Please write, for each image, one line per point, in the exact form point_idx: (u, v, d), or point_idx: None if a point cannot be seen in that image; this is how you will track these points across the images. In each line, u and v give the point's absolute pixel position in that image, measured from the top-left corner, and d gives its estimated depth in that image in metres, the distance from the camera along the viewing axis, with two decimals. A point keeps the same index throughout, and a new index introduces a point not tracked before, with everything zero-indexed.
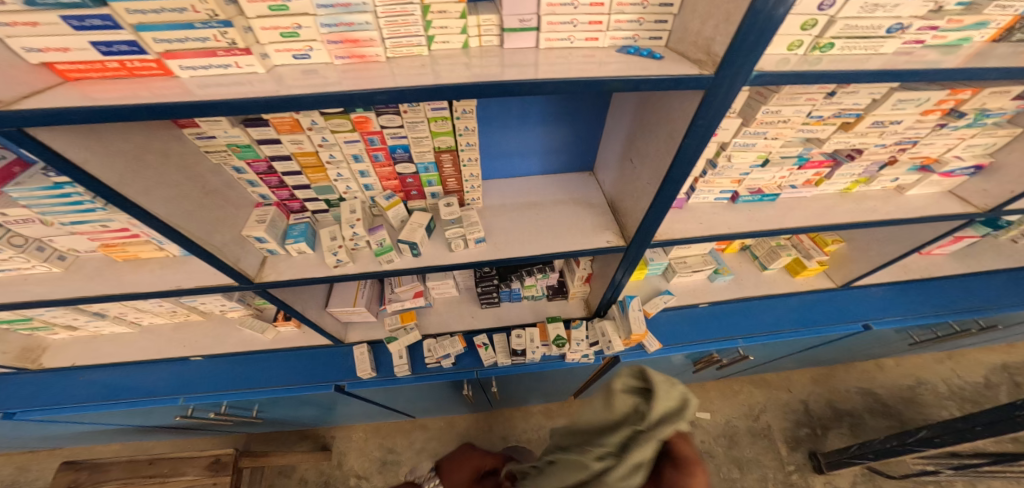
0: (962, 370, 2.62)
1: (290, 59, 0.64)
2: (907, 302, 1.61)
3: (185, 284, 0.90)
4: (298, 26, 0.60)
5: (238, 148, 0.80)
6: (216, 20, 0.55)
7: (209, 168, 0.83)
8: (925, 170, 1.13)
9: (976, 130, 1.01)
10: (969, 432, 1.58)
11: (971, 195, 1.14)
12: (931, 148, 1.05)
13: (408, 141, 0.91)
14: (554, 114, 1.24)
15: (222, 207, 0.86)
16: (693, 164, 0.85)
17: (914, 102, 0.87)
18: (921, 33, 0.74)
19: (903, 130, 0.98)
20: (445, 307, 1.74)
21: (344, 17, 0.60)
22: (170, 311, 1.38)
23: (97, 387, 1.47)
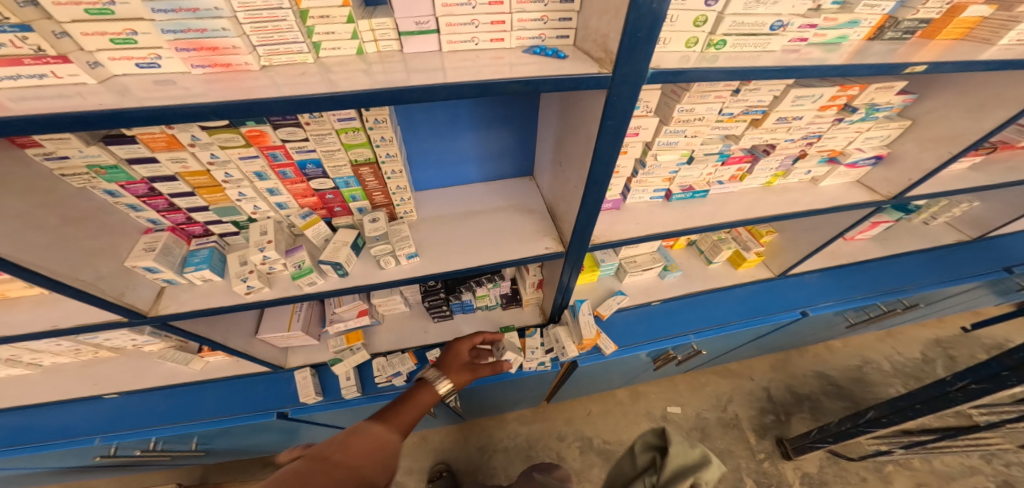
0: (902, 346, 2.79)
1: (132, 68, 0.58)
2: (842, 288, 1.69)
3: (62, 323, 0.80)
4: (133, 31, 0.55)
5: (103, 170, 0.72)
6: (7, 24, 0.48)
7: (71, 193, 0.74)
8: (833, 162, 1.19)
9: (870, 123, 1.08)
10: (910, 410, 1.66)
11: (876, 184, 1.21)
12: (834, 141, 1.10)
13: (318, 155, 0.85)
14: (485, 120, 1.22)
15: (93, 236, 0.77)
16: (609, 166, 0.85)
17: (810, 98, 0.92)
18: (802, 31, 0.77)
19: (806, 125, 1.02)
20: (396, 323, 1.67)
21: (193, 22, 0.55)
22: (73, 349, 1.24)
23: (1, 432, 1.32)
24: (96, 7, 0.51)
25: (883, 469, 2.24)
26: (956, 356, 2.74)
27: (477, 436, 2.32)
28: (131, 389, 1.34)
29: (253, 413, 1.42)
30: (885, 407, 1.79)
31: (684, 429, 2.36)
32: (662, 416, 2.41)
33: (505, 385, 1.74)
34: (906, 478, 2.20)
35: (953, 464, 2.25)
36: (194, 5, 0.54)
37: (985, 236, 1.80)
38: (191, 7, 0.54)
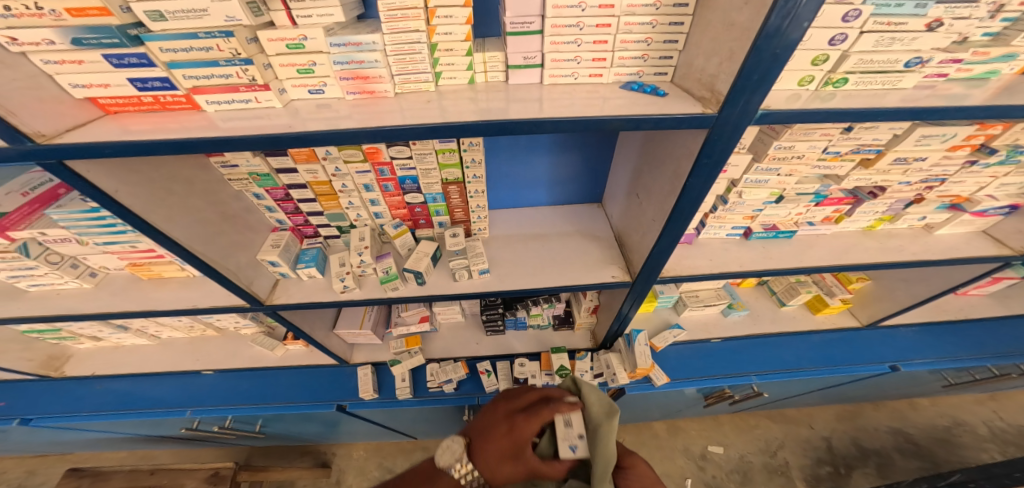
0: (1006, 412, 2.42)
1: (306, 94, 0.67)
2: (938, 344, 1.51)
3: (200, 304, 0.93)
4: (314, 63, 0.63)
5: (259, 177, 0.84)
6: (239, 58, 0.58)
7: (233, 195, 0.88)
8: (956, 208, 1.08)
9: (1010, 168, 0.96)
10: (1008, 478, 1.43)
11: (1009, 236, 1.09)
12: (962, 186, 1.01)
13: (417, 172, 0.93)
14: (561, 145, 1.25)
15: (242, 231, 0.90)
16: (694, 203, 0.85)
17: (940, 137, 0.84)
18: (944, 66, 0.72)
19: (929, 167, 0.94)
20: (451, 333, 1.74)
21: (355, 55, 0.63)
22: (188, 326, 1.42)
23: (111, 396, 1.51)
24: (295, 42, 0.60)
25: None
26: None
27: None
28: (223, 367, 1.51)
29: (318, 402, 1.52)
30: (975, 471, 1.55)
31: (723, 471, 2.21)
32: (702, 455, 2.27)
33: None
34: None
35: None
36: (358, 39, 0.62)
37: None
38: (356, 42, 0.62)
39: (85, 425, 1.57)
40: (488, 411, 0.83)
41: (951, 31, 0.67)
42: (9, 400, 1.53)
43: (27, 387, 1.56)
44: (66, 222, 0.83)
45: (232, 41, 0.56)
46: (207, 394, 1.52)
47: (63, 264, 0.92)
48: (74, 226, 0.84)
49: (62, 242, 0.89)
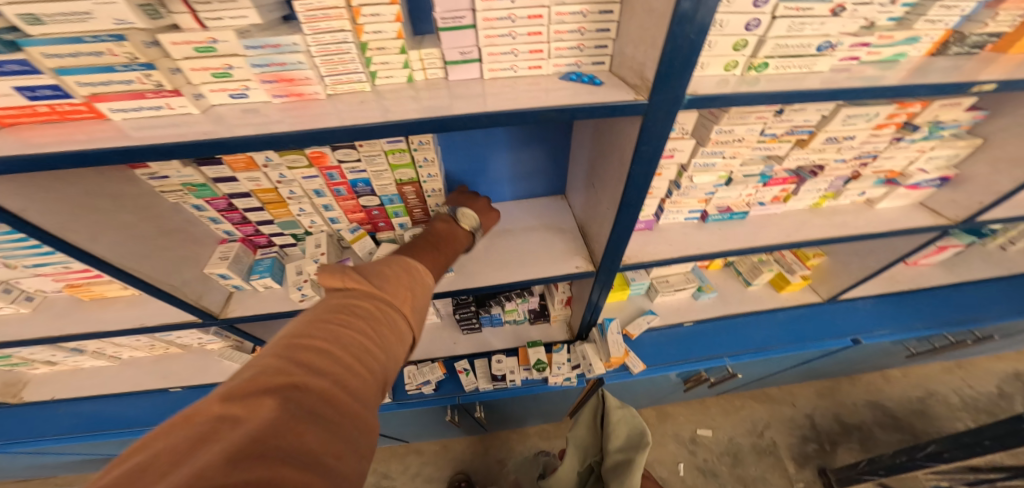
0: (973, 379, 2.52)
1: (227, 99, 0.66)
2: (897, 315, 1.57)
3: (149, 321, 0.91)
4: (230, 66, 0.62)
5: (195, 187, 0.82)
6: (137, 63, 0.57)
7: (172, 208, 0.86)
8: (891, 183, 1.14)
9: (936, 142, 1.03)
10: (980, 446, 1.51)
11: (941, 206, 1.15)
12: (892, 162, 1.06)
13: (369, 175, 0.92)
14: (520, 140, 1.26)
15: (184, 243, 0.88)
16: (641, 189, 0.86)
17: (863, 117, 0.89)
18: (853, 51, 0.75)
19: (860, 144, 0.99)
20: (427, 334, 1.72)
21: (275, 57, 0.62)
22: (149, 344, 1.38)
23: (78, 418, 1.47)
24: (203, 45, 0.59)
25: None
26: None
27: (497, 450, 2.33)
28: (190, 383, 1.45)
29: None
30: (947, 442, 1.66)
31: (714, 454, 2.25)
32: (691, 439, 2.31)
33: (532, 398, 1.77)
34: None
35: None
36: (276, 42, 0.61)
37: None
38: (275, 43, 0.61)
39: (55, 449, 1.53)
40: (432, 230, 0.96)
41: (857, 15, 0.71)
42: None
43: None
44: None
45: (124, 45, 0.55)
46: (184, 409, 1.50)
47: None
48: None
49: None
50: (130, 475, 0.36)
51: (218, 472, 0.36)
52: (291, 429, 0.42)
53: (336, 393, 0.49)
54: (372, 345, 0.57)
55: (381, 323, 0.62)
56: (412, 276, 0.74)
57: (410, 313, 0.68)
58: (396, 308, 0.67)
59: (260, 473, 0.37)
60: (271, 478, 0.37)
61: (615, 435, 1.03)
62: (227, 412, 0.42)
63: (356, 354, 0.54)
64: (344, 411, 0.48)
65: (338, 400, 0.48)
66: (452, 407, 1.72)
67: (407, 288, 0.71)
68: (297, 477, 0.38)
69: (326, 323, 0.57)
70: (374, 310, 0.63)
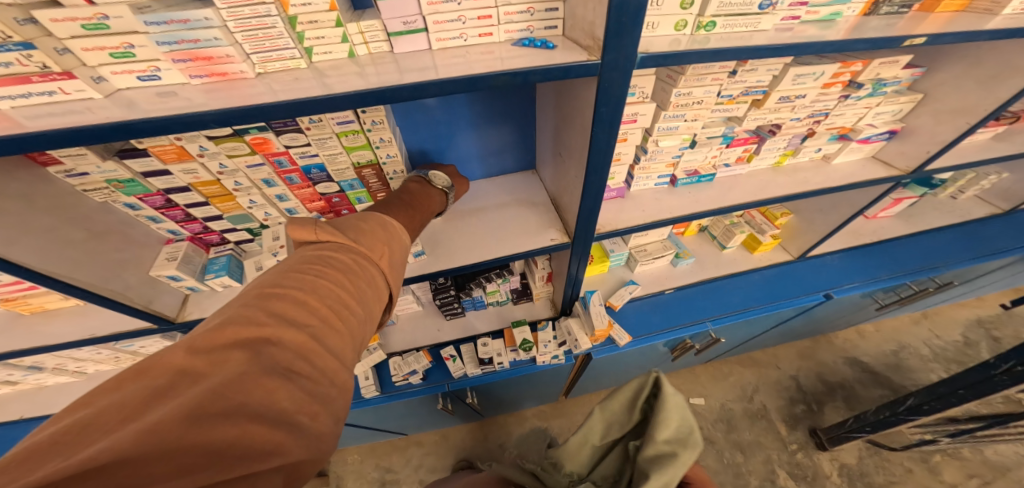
0: (940, 329, 2.65)
1: (133, 81, 0.61)
2: (862, 267, 1.62)
3: (98, 331, 0.87)
4: (131, 44, 0.57)
5: (121, 184, 0.77)
6: (12, 42, 0.51)
7: (95, 208, 0.80)
8: (845, 138, 1.18)
9: (879, 98, 1.08)
10: (954, 396, 1.65)
11: (893, 158, 1.20)
12: (843, 118, 1.10)
13: (322, 159, 0.88)
14: (485, 118, 1.23)
15: (117, 245, 0.83)
16: (606, 152, 0.85)
17: (811, 76, 0.93)
18: (793, 9, 0.76)
19: (811, 103, 1.03)
20: (410, 323, 1.69)
21: (184, 33, 0.57)
22: (113, 356, 1.32)
23: None
24: (92, 22, 0.54)
25: (929, 459, 2.13)
26: (1001, 337, 2.58)
27: (496, 435, 2.34)
28: None
29: None
30: (924, 394, 1.76)
31: (709, 421, 2.30)
32: None
33: (521, 380, 1.77)
34: (956, 469, 2.10)
35: (1009, 455, 2.13)
36: (184, 16, 0.56)
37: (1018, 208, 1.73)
38: (182, 18, 0.56)
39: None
40: (406, 187, 0.98)
41: None
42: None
43: None
44: None
45: None
46: None
47: None
48: None
49: None
50: (87, 426, 0.36)
51: (180, 428, 0.36)
52: (258, 387, 0.43)
53: (309, 347, 0.50)
54: (348, 300, 0.58)
55: (358, 278, 0.62)
56: (388, 232, 0.75)
57: (387, 269, 0.69)
58: (373, 262, 0.68)
59: (227, 430, 0.38)
60: (241, 435, 0.38)
61: (662, 425, 0.76)
62: (188, 366, 0.42)
63: (330, 307, 0.55)
64: (317, 366, 0.49)
65: (314, 354, 0.50)
66: (444, 396, 1.70)
67: (385, 242, 0.72)
68: (266, 434, 0.40)
69: (298, 274, 0.58)
70: (350, 262, 0.64)
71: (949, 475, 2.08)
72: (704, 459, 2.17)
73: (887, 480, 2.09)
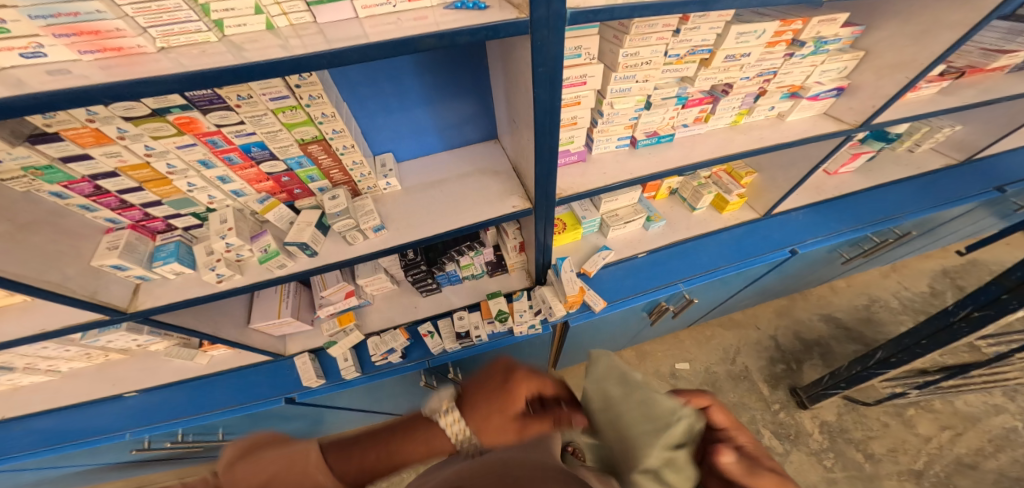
0: (908, 280, 2.74)
1: (18, 59, 0.57)
2: (827, 221, 1.65)
3: (49, 326, 0.87)
4: (2, 19, 0.54)
5: (40, 171, 0.76)
6: None
7: (12, 197, 0.79)
8: (795, 96, 1.18)
9: (823, 56, 1.07)
10: (918, 346, 1.71)
11: (842, 114, 1.20)
12: (791, 76, 1.10)
13: (260, 137, 0.87)
14: (439, 91, 1.21)
15: (43, 238, 0.80)
16: (551, 113, 0.84)
17: (753, 34, 0.93)
18: None
19: (757, 62, 1.02)
20: (386, 302, 1.72)
21: (61, 8, 0.55)
22: (84, 353, 1.36)
23: (37, 434, 1.46)
24: None
25: (904, 413, 2.24)
26: (965, 285, 2.69)
27: None
28: (146, 386, 1.47)
29: (260, 400, 1.53)
30: (892, 346, 1.82)
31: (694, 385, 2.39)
32: (671, 373, 2.44)
33: (503, 354, 1.81)
34: (930, 422, 2.21)
35: (978, 405, 2.25)
36: None
37: (972, 158, 1.77)
38: None
39: (34, 464, 1.53)
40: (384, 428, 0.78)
41: None
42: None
43: None
44: None
45: None
46: (150, 410, 1.51)
47: None
48: None
49: None
50: None
51: None
52: None
53: None
54: None
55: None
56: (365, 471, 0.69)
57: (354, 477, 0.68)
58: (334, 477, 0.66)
59: None
60: None
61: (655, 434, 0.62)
62: None
63: None
64: None
65: None
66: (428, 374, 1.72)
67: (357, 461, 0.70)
68: None
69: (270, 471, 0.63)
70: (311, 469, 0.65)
71: (923, 428, 2.19)
72: None
73: (866, 435, 2.19)
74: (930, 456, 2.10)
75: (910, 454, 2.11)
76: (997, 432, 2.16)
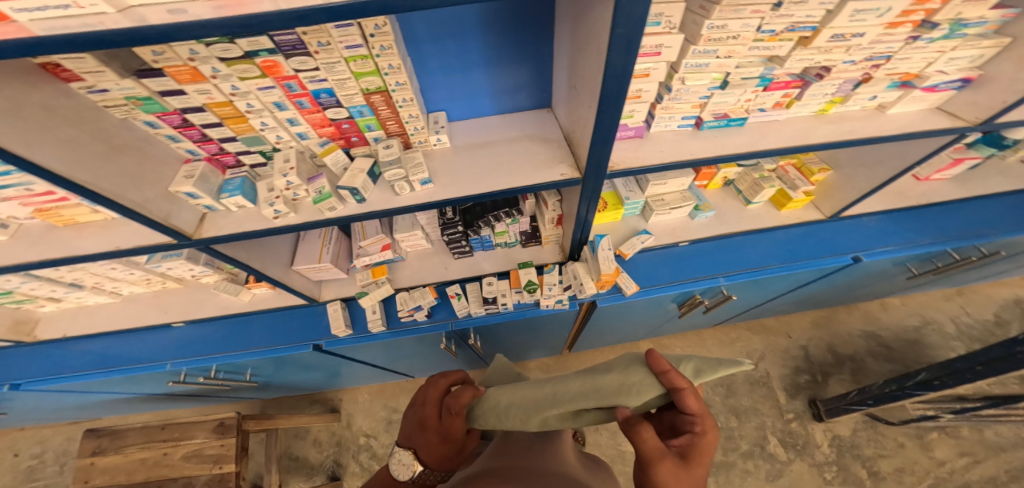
0: (972, 306, 2.51)
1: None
2: (902, 231, 1.51)
3: (123, 244, 0.96)
4: None
5: (140, 101, 0.81)
6: None
7: (114, 123, 0.84)
8: (907, 86, 1.05)
9: (957, 41, 0.92)
10: (970, 372, 1.59)
11: (960, 108, 1.07)
12: (909, 63, 0.97)
13: (330, 84, 0.91)
14: (499, 52, 1.16)
15: (130, 162, 0.87)
16: (622, 80, 0.78)
17: (874, 12, 0.79)
18: None
19: (870, 44, 0.89)
20: (418, 260, 1.76)
21: None
22: (144, 278, 1.47)
23: (91, 357, 1.60)
24: None
25: (924, 435, 2.12)
26: None
27: None
28: (193, 315, 1.60)
29: (293, 345, 1.61)
30: (939, 368, 1.70)
31: (709, 385, 2.34)
32: None
33: (523, 327, 1.83)
34: (949, 447, 2.09)
35: (1007, 436, 2.09)
36: None
37: None
38: None
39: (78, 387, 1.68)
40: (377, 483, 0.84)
41: None
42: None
43: (8, 355, 1.63)
44: None
45: None
46: (193, 344, 1.63)
47: None
48: None
49: None
50: None
51: None
52: None
53: None
54: None
55: None
56: None
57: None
58: None
59: None
60: None
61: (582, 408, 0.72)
62: None
63: None
64: None
65: None
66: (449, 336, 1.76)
67: None
68: None
69: None
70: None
71: (940, 453, 2.07)
72: None
73: (877, 453, 2.10)
74: (939, 479, 2.01)
75: (915, 476, 2.03)
76: (1017, 464, 2.02)
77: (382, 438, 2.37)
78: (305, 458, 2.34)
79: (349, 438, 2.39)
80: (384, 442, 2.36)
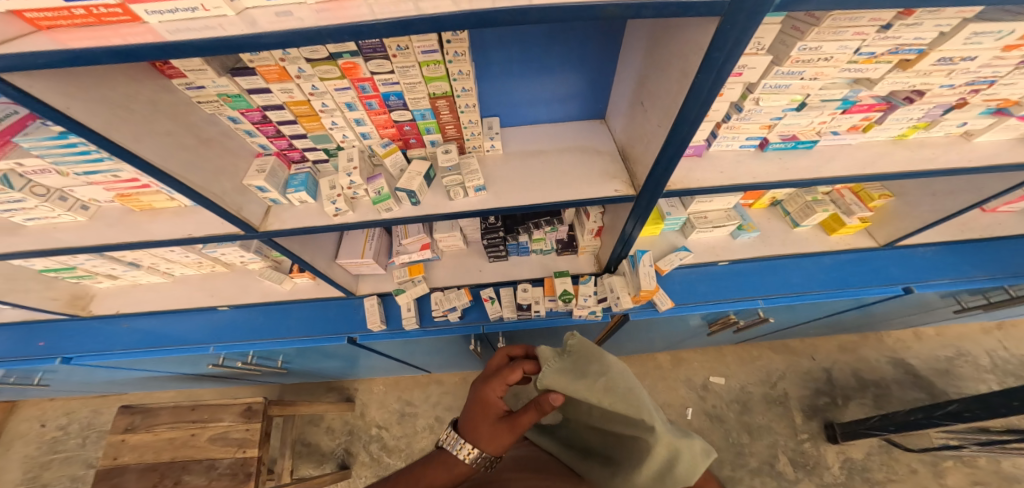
0: (1011, 341, 2.43)
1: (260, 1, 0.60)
2: (954, 264, 1.49)
3: (194, 232, 1.02)
4: None
5: (229, 98, 0.90)
6: None
7: (203, 118, 0.94)
8: (1002, 113, 1.02)
9: None
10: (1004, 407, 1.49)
11: None
12: (1011, 88, 0.94)
13: (402, 87, 0.94)
14: (564, 61, 1.17)
15: (214, 155, 0.96)
16: (702, 104, 0.76)
17: (993, 35, 0.76)
18: None
19: (976, 68, 0.87)
20: (453, 260, 1.78)
21: None
22: (196, 261, 1.52)
23: (139, 335, 1.67)
24: None
25: (940, 463, 2.08)
26: None
27: None
28: (238, 300, 1.66)
29: (326, 335, 1.65)
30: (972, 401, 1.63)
31: (724, 401, 2.32)
32: (703, 385, 2.38)
33: (549, 333, 1.84)
34: (964, 476, 2.04)
35: None
36: None
37: None
38: None
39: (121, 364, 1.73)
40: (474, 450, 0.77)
41: None
42: (46, 342, 1.67)
43: (60, 328, 1.70)
44: (39, 151, 0.89)
45: None
46: (231, 328, 1.68)
47: (51, 196, 1.00)
48: (49, 155, 0.90)
49: (42, 174, 0.98)
50: None
51: None
52: None
53: None
54: None
55: None
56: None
57: None
58: None
59: None
60: None
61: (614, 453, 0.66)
62: None
63: None
64: None
65: None
66: (476, 338, 1.78)
67: None
68: None
69: None
70: None
71: (954, 481, 2.03)
72: (711, 435, 2.23)
73: (887, 478, 2.06)
74: None
75: None
76: None
77: (394, 430, 2.42)
78: (317, 445, 2.39)
79: (361, 427, 2.44)
80: (396, 433, 2.40)
